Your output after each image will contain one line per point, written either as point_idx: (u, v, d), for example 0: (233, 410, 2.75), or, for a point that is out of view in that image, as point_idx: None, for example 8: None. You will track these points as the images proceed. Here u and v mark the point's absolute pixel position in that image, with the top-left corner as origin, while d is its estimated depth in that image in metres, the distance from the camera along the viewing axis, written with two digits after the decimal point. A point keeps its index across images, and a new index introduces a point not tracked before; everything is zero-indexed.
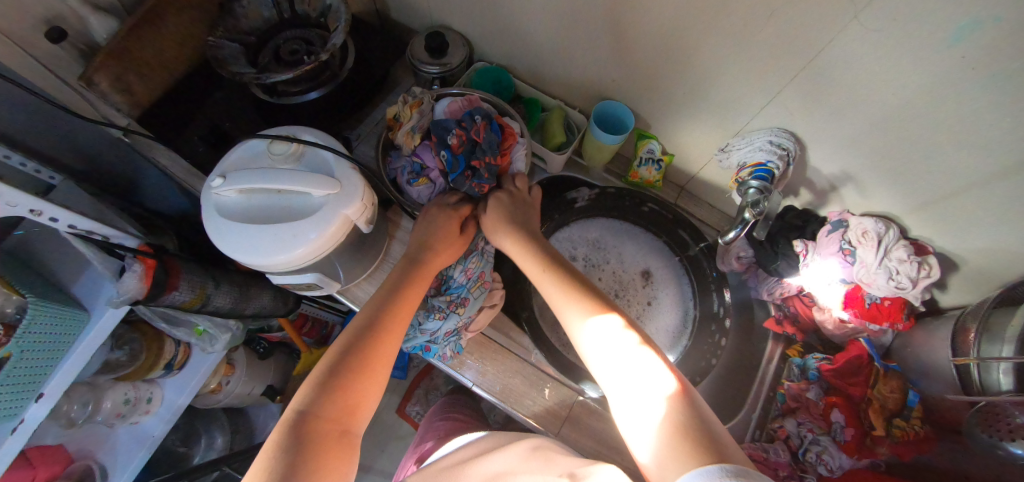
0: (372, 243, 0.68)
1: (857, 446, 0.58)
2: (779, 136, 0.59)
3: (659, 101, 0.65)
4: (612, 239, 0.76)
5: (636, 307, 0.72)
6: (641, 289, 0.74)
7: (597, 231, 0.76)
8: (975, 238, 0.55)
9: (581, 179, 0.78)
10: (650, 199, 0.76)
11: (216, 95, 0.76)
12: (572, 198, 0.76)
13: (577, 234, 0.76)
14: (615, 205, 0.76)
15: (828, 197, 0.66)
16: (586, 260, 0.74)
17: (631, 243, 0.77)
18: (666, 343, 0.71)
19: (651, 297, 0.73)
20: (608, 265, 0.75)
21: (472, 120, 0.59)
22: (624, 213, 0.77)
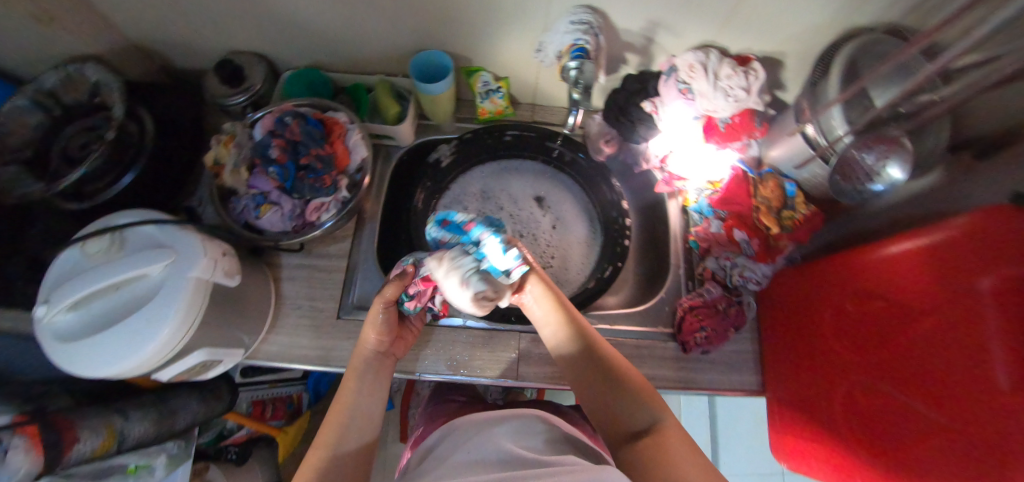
0: (256, 294, 0.63)
1: (767, 252, 0.64)
2: (578, 12, 0.59)
3: (464, 30, 0.64)
4: (495, 184, 0.78)
5: (543, 235, 0.76)
6: (539, 215, 0.77)
7: (478, 183, 0.77)
8: (773, 27, 0.59)
9: (436, 137, 0.76)
10: (507, 126, 0.75)
11: (16, 227, 0.66)
12: (435, 159, 0.74)
13: (458, 193, 0.76)
14: (479, 149, 0.75)
15: (652, 52, 0.68)
16: (480, 215, 0.75)
17: (513, 177, 0.78)
18: (584, 251, 0.75)
19: (551, 217, 0.77)
20: (501, 208, 0.77)
21: (284, 124, 0.61)
22: (491, 153, 0.76)
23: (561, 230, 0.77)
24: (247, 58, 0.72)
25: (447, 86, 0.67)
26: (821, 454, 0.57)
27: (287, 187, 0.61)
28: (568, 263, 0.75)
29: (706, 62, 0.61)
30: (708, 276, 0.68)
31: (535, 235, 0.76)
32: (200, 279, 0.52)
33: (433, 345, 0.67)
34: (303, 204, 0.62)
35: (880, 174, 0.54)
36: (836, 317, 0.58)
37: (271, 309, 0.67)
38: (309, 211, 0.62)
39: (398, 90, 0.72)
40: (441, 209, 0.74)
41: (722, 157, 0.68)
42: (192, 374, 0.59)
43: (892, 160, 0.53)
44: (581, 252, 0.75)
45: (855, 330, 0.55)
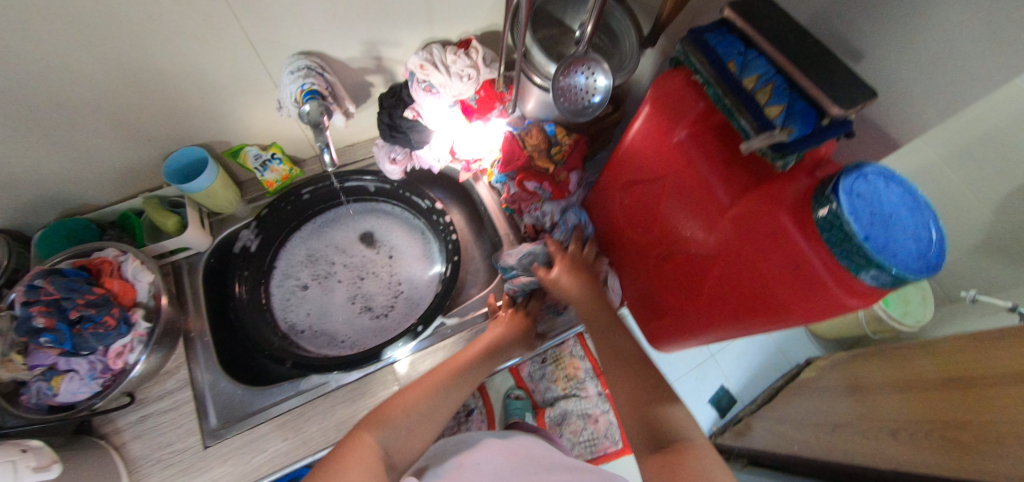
0: (86, 471, 0.56)
1: (559, 189, 0.72)
2: (295, 61, 0.63)
3: (201, 116, 0.65)
4: (317, 243, 0.80)
5: (384, 267, 0.80)
6: (371, 251, 0.81)
7: (302, 249, 0.79)
8: (462, 9, 0.68)
9: (235, 227, 0.76)
10: (297, 187, 0.77)
11: None
12: (241, 249, 0.74)
13: (285, 269, 0.77)
14: (282, 221, 0.77)
15: (389, 67, 0.74)
16: (314, 277, 0.78)
17: (331, 230, 0.81)
18: (427, 261, 0.80)
19: (385, 249, 0.81)
20: (333, 261, 0.80)
21: (34, 289, 0.54)
22: (298, 217, 0.79)
23: (397, 255, 0.81)
24: None
25: (209, 176, 0.67)
26: (673, 336, 0.65)
27: (70, 348, 0.54)
28: (414, 278, 0.79)
29: (432, 57, 0.67)
30: (531, 230, 0.75)
31: (376, 272, 0.79)
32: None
33: (313, 418, 0.64)
34: (103, 356, 0.57)
35: (592, 88, 0.61)
36: (623, 213, 0.66)
37: (122, 478, 0.60)
38: (112, 359, 0.58)
39: (170, 201, 0.71)
40: (274, 291, 0.75)
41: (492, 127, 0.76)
42: None
43: (595, 74, 0.61)
44: (423, 266, 0.80)
45: (636, 217, 0.64)
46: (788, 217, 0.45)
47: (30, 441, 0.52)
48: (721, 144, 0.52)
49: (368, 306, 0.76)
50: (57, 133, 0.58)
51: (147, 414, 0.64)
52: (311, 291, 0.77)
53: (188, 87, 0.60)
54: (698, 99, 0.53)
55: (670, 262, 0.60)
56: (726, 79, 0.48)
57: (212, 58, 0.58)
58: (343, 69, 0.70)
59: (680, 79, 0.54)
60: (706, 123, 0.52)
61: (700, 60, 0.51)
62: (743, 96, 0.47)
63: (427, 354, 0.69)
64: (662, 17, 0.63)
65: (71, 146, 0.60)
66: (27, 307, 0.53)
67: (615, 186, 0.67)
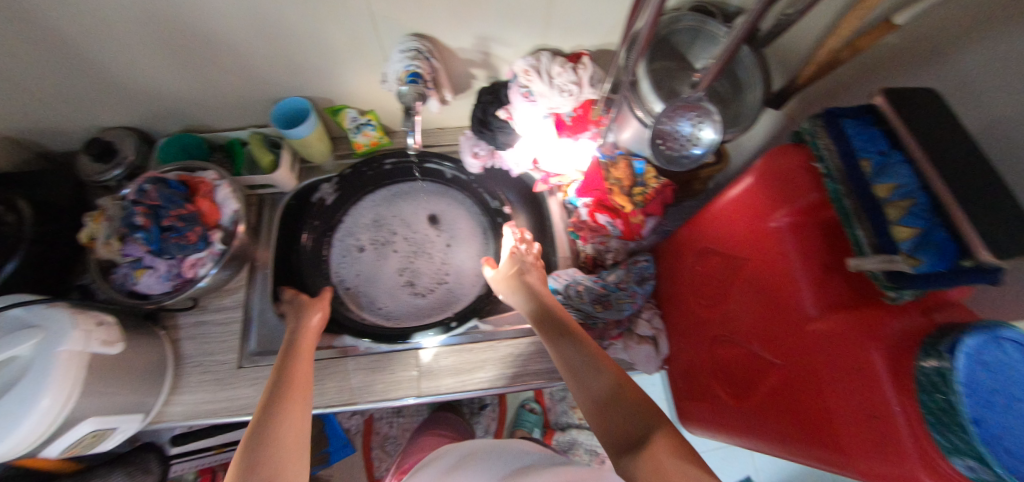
0: (146, 355, 0.65)
1: (630, 230, 0.69)
2: (406, 42, 0.65)
3: (312, 72, 0.70)
4: (386, 212, 0.82)
5: (439, 251, 0.81)
6: (432, 234, 0.82)
7: (371, 213, 0.82)
8: (582, 22, 0.65)
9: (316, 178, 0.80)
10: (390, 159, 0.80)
11: None
12: (318, 199, 0.79)
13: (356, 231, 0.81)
14: (361, 182, 0.82)
15: (494, 64, 0.73)
16: (374, 243, 0.80)
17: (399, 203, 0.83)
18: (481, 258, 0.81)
19: (445, 236, 0.82)
20: (396, 231, 0.82)
21: (144, 191, 0.62)
22: (374, 182, 0.82)
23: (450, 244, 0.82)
24: (117, 134, 0.75)
25: (308, 128, 0.72)
26: (703, 421, 0.61)
27: (155, 249, 0.62)
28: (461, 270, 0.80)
29: (537, 64, 0.65)
30: (589, 262, 0.73)
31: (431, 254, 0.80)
32: (72, 351, 0.53)
33: (334, 376, 0.68)
34: (179, 262, 0.64)
35: (696, 138, 0.56)
36: (691, 279, 0.62)
37: (172, 369, 0.69)
38: (186, 268, 0.64)
39: (270, 140, 0.77)
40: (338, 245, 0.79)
41: (581, 148, 0.72)
42: (85, 448, 0.59)
43: (704, 125, 0.56)
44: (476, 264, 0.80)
45: (703, 288, 0.59)
46: (878, 358, 0.39)
47: (105, 315, 0.60)
48: (825, 246, 0.45)
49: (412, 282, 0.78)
50: (196, 58, 0.66)
51: (203, 322, 0.72)
52: (366, 254, 0.79)
53: (307, 41, 0.65)
54: (811, 189, 0.45)
55: (724, 349, 0.56)
56: (855, 180, 0.40)
57: (333, 23, 0.61)
58: (452, 56, 0.71)
59: (799, 159, 0.47)
60: (812, 218, 0.46)
61: (828, 148, 0.42)
62: (870, 207, 0.39)
63: (453, 351, 0.70)
64: (801, 78, 0.56)
65: (203, 72, 0.68)
66: (133, 205, 0.61)
67: (690, 248, 0.62)
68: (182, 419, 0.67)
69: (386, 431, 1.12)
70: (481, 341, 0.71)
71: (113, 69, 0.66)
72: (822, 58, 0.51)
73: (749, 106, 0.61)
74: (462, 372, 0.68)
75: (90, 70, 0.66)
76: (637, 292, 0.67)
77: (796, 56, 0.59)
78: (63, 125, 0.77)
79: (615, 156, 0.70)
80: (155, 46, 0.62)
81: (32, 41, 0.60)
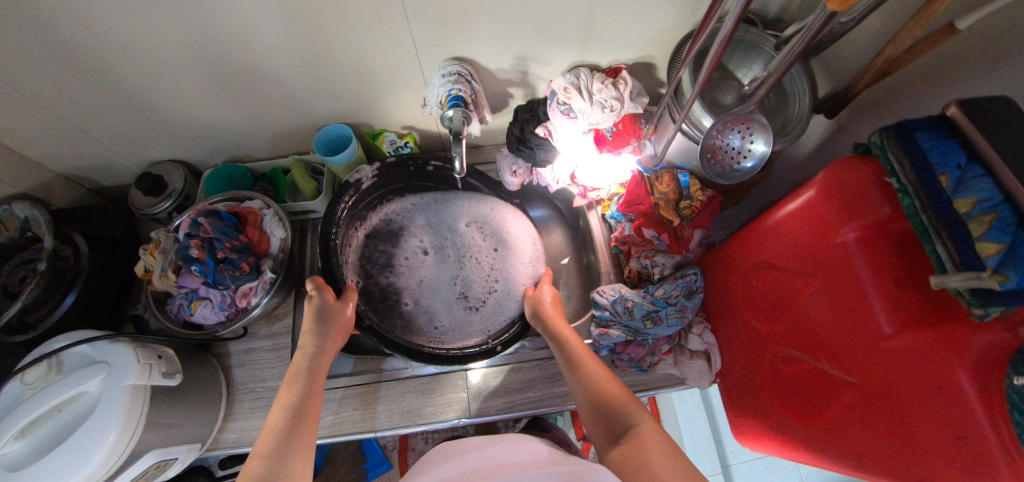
0: (202, 382, 0.66)
1: (677, 244, 0.69)
2: (448, 66, 0.67)
3: (353, 95, 0.72)
4: (436, 217, 0.81)
5: (487, 258, 0.81)
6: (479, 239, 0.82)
7: (421, 217, 0.80)
8: (618, 39, 0.66)
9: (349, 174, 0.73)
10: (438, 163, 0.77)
11: None
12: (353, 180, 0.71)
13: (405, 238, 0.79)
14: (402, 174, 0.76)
15: (531, 82, 0.75)
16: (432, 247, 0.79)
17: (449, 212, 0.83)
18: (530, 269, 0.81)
19: (491, 241, 0.82)
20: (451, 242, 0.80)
21: (198, 225, 0.64)
22: (414, 177, 0.78)
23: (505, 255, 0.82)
24: (168, 168, 0.79)
25: (348, 155, 0.74)
26: (763, 435, 0.61)
27: (210, 281, 0.63)
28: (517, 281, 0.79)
29: (578, 82, 0.65)
30: (636, 276, 0.74)
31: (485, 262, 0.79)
32: (136, 385, 0.55)
33: (386, 399, 0.70)
34: (232, 292, 0.65)
35: (747, 151, 0.56)
36: (746, 293, 0.61)
37: (224, 397, 0.70)
38: (239, 298, 0.65)
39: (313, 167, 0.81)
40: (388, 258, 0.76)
41: (622, 162, 0.73)
42: (148, 479, 0.60)
43: (754, 136, 0.55)
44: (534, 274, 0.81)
45: (762, 303, 0.58)
46: (966, 379, 0.37)
47: (165, 348, 0.62)
48: (899, 260, 0.43)
49: (467, 292, 0.76)
50: (240, 88, 0.68)
51: (253, 348, 0.73)
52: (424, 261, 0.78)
53: (348, 69, 0.67)
54: (881, 203, 0.44)
55: (789, 366, 0.55)
56: (933, 195, 0.39)
57: (376, 49, 0.63)
58: (490, 77, 0.73)
59: (866, 173, 0.45)
60: (882, 231, 0.44)
61: (900, 162, 0.41)
62: (952, 223, 0.37)
63: (500, 372, 0.71)
64: (856, 86, 0.54)
65: (251, 100, 0.71)
66: (189, 239, 0.63)
67: (744, 263, 0.62)
68: (236, 447, 0.68)
69: (421, 447, 1.08)
70: (529, 360, 0.72)
71: (165, 103, 0.70)
72: (879, 66, 0.50)
73: (797, 115, 0.60)
74: (510, 392, 0.70)
75: (145, 105, 0.70)
76: (686, 307, 0.67)
77: (847, 63, 0.58)
78: (117, 157, 0.82)
79: (658, 170, 0.71)
80: (204, 78, 0.66)
81: (94, 82, 0.64)
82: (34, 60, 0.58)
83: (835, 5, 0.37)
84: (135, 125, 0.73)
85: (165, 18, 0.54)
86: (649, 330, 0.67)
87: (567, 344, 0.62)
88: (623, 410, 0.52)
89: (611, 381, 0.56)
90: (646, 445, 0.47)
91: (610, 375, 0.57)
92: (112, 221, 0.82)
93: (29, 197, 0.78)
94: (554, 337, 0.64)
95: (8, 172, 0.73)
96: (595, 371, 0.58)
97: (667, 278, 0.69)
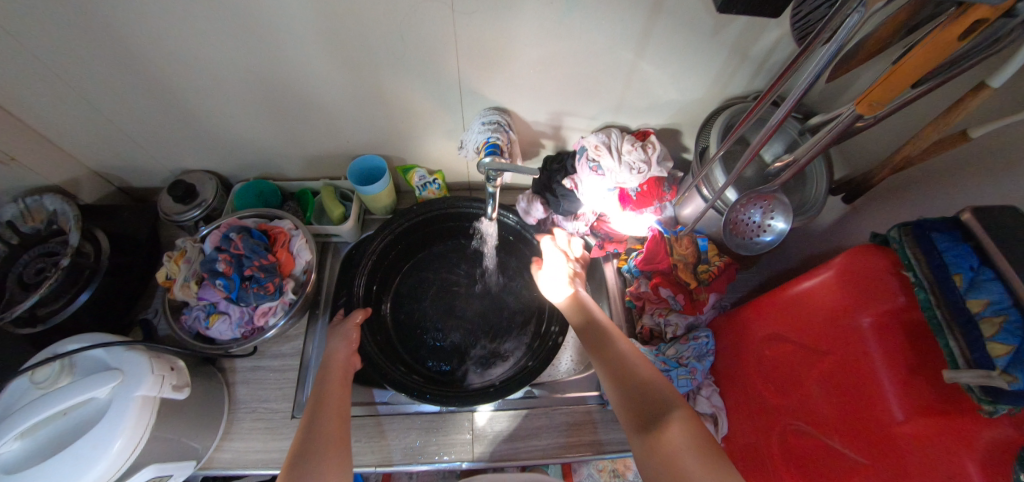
0: (206, 397, 0.66)
1: (692, 305, 0.71)
2: (488, 114, 0.72)
3: (394, 132, 0.77)
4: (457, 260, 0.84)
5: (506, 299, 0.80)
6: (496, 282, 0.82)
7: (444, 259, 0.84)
8: (647, 107, 0.72)
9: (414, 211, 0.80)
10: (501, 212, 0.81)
11: None
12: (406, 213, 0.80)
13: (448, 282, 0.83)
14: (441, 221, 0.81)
15: (562, 136, 0.80)
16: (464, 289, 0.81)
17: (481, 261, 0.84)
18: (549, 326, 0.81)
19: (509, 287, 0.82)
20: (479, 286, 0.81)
21: (232, 239, 0.66)
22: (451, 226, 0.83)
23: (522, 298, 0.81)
24: (200, 179, 0.82)
25: (379, 187, 0.78)
26: None
27: (234, 296, 0.64)
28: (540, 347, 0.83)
29: (608, 141, 0.69)
30: (647, 333, 0.74)
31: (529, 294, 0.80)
32: (147, 396, 0.55)
33: (390, 434, 0.69)
34: (248, 310, 0.66)
35: (766, 226, 0.61)
36: (759, 364, 0.62)
37: (225, 415, 0.69)
38: (257, 316, 0.67)
39: (342, 193, 0.84)
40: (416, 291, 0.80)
41: (643, 220, 0.77)
42: None
43: (775, 214, 0.60)
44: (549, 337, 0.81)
45: (773, 376, 0.59)
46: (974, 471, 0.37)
47: (177, 360, 0.62)
48: (911, 347, 0.44)
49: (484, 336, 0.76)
50: (288, 113, 0.72)
51: (262, 367, 0.74)
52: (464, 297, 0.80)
53: (393, 106, 0.71)
54: (896, 293, 0.46)
55: (799, 440, 0.55)
56: (947, 293, 0.41)
57: (422, 90, 0.68)
58: (526, 128, 0.78)
59: (883, 263, 0.48)
60: (896, 320, 0.46)
61: (917, 258, 0.44)
62: (964, 322, 0.39)
63: (511, 418, 0.71)
64: (874, 177, 0.58)
65: (298, 127, 0.76)
66: (219, 252, 0.64)
67: (755, 331, 0.64)
68: (231, 468, 0.66)
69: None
70: (538, 408, 0.72)
71: (212, 119, 0.73)
72: (897, 162, 0.54)
73: (814, 195, 0.64)
74: (516, 439, 0.69)
75: (192, 120, 0.73)
76: (697, 369, 0.67)
77: (865, 154, 0.62)
78: (154, 164, 0.84)
79: (679, 233, 0.74)
80: (254, 101, 0.69)
81: (150, 93, 0.67)
82: (99, 70, 0.62)
83: (864, 109, 0.44)
84: (182, 137, 0.77)
85: (232, 44, 0.58)
86: None
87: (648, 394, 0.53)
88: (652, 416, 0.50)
89: (696, 457, 0.45)
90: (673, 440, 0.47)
91: (709, 451, 0.45)
92: (136, 224, 0.83)
93: (57, 191, 0.79)
94: (625, 382, 0.55)
95: (45, 166, 0.75)
96: (696, 437, 0.47)
97: (679, 338, 0.71)
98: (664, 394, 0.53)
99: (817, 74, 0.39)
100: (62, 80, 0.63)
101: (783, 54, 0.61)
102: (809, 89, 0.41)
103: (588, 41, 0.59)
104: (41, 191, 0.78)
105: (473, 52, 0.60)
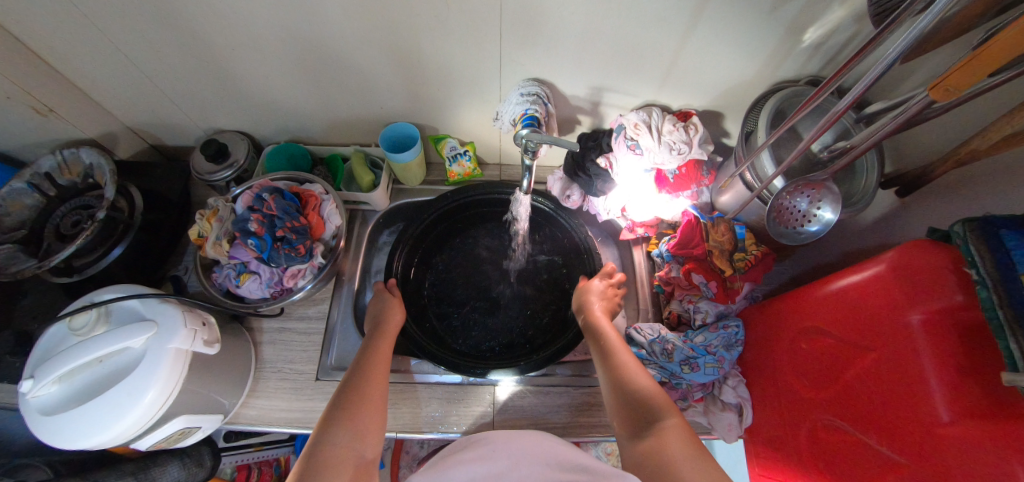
0: (234, 355, 0.67)
1: (725, 293, 0.69)
2: (528, 86, 0.70)
3: (427, 101, 0.76)
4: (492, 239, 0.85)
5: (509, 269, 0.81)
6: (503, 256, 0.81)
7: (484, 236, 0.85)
8: (691, 86, 0.70)
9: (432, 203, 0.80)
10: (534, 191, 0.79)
11: (8, 298, 0.70)
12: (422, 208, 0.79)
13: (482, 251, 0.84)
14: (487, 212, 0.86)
15: (599, 112, 0.77)
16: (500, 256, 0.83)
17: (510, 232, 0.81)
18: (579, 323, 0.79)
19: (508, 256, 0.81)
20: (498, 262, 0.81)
21: (264, 200, 0.66)
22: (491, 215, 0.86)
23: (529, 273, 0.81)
24: (232, 139, 0.82)
25: (408, 156, 0.77)
26: None
27: (264, 257, 0.64)
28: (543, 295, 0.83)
29: (649, 120, 0.67)
30: (675, 318, 0.74)
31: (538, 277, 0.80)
32: (179, 349, 0.56)
33: (410, 402, 0.70)
34: (277, 272, 0.66)
35: (813, 215, 0.58)
36: (793, 355, 0.60)
37: (253, 372, 0.71)
38: (287, 278, 0.67)
39: (372, 161, 0.83)
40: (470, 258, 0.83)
41: (678, 204, 0.75)
42: (169, 442, 0.60)
43: (823, 203, 0.57)
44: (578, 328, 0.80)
45: (807, 370, 0.58)
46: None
47: (208, 316, 0.63)
48: (964, 349, 0.42)
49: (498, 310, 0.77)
50: (321, 75, 0.71)
51: (286, 330, 0.75)
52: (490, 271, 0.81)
53: (428, 72, 0.69)
54: (954, 291, 0.43)
55: (830, 436, 0.54)
56: (1011, 292, 0.38)
57: (461, 58, 0.66)
58: (563, 102, 0.75)
59: (943, 259, 0.45)
60: (950, 319, 0.43)
61: (981, 254, 0.41)
62: None
63: (534, 394, 0.71)
64: (933, 171, 0.55)
65: (329, 90, 0.75)
66: (251, 212, 0.65)
67: (791, 325, 0.62)
68: (256, 424, 0.68)
69: (416, 452, 0.97)
70: (559, 385, 0.72)
71: (246, 79, 0.72)
72: (963, 156, 0.50)
73: (865, 187, 0.61)
74: (536, 414, 0.69)
75: (227, 79, 0.72)
76: (725, 358, 0.66)
77: (923, 146, 0.59)
78: (187, 123, 0.85)
79: (716, 218, 0.73)
80: (291, 61, 0.68)
81: (185, 48, 0.66)
82: (136, 22, 0.61)
83: (938, 96, 0.40)
84: (215, 96, 0.77)
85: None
86: (685, 375, 0.66)
87: (635, 392, 0.54)
88: (649, 412, 0.51)
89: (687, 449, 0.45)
90: (667, 442, 0.46)
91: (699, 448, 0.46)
92: (168, 182, 0.84)
93: (96, 145, 0.80)
94: (621, 385, 0.55)
95: (83, 120, 0.76)
96: (685, 441, 0.46)
97: (708, 326, 0.69)
98: (657, 400, 0.52)
99: (897, 57, 0.36)
100: (100, 32, 0.63)
101: (845, 35, 0.58)
102: (878, 79, 0.39)
103: (637, 10, 0.56)
104: (79, 144, 0.78)
105: (518, 18, 0.58)
